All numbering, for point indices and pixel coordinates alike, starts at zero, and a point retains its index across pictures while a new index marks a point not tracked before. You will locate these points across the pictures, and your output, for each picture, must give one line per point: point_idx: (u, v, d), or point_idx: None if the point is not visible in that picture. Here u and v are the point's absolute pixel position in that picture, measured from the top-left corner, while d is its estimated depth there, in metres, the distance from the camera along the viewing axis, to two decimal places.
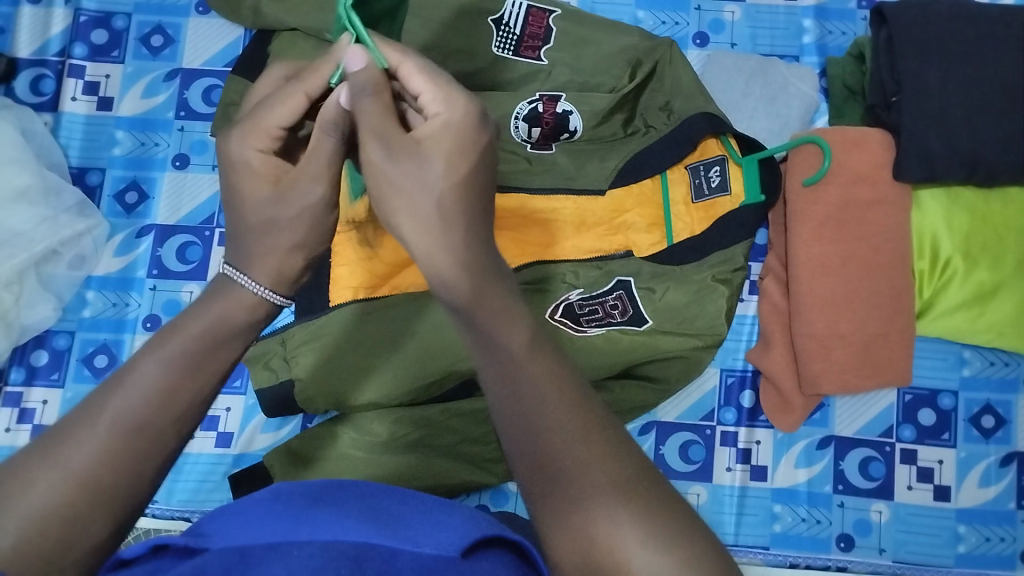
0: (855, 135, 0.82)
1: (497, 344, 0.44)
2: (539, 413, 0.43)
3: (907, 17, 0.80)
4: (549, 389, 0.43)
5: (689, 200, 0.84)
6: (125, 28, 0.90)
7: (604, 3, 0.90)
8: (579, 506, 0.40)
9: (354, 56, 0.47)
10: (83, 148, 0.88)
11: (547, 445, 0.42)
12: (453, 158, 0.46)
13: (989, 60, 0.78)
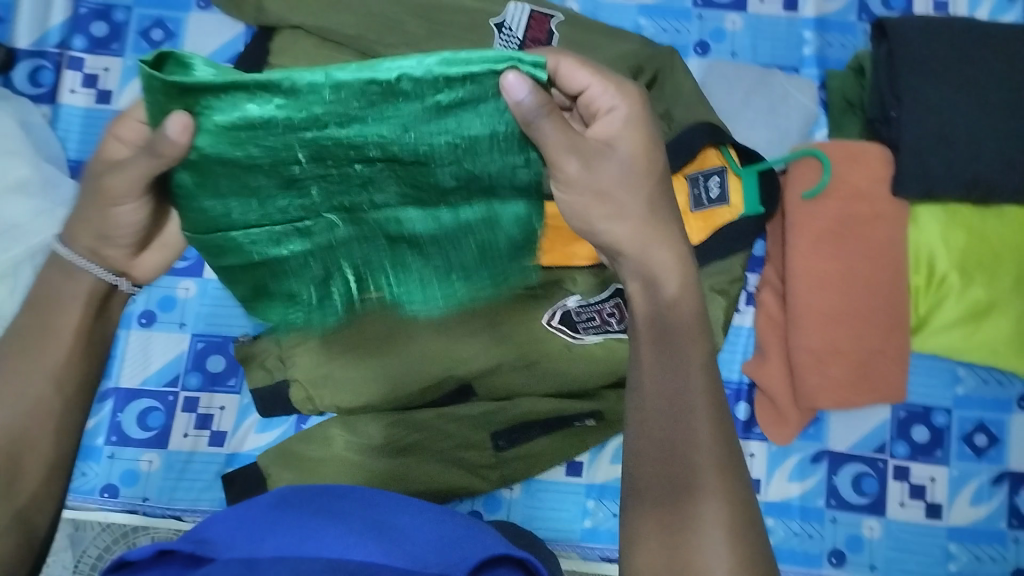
0: (856, 148, 0.82)
1: (678, 354, 0.50)
2: (680, 418, 0.48)
3: (910, 34, 0.80)
4: (692, 392, 0.49)
5: (688, 210, 0.82)
6: (125, 21, 0.90)
7: (605, 10, 0.90)
8: (687, 524, 0.47)
9: (512, 85, 0.45)
10: (81, 140, 0.87)
11: (669, 448, 0.48)
12: (649, 155, 0.51)
13: (988, 81, 0.79)
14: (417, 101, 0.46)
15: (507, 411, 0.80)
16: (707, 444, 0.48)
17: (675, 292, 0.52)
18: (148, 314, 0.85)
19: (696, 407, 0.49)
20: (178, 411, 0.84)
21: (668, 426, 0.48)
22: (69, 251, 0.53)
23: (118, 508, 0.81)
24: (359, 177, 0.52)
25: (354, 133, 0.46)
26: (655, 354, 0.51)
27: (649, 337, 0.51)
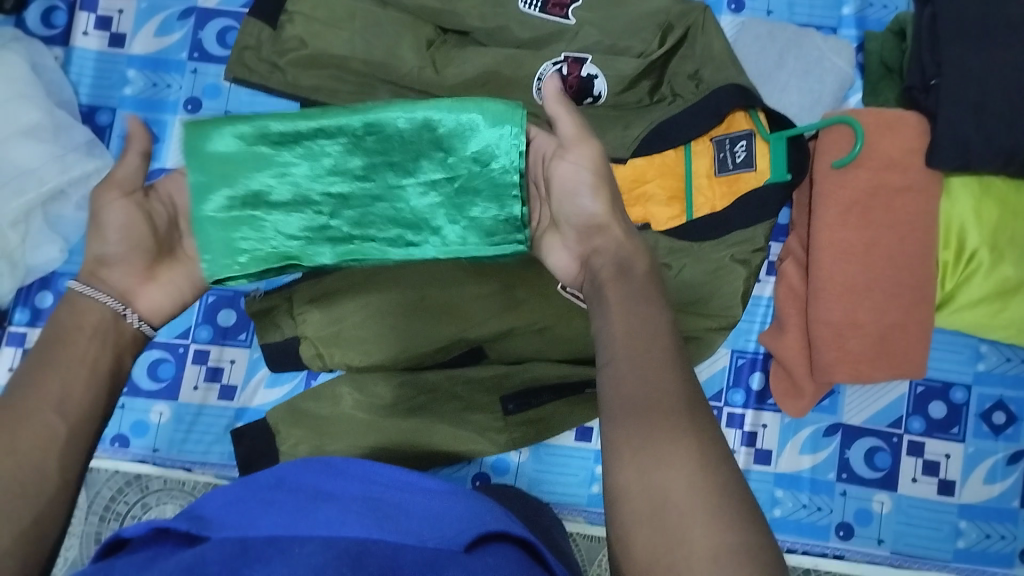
0: (891, 117, 0.77)
1: (647, 342, 0.47)
2: (645, 358, 0.46)
3: None
4: (660, 365, 0.45)
5: (712, 174, 0.82)
6: None
7: None
8: (661, 508, 0.41)
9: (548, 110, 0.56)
10: (93, 85, 0.87)
11: (637, 437, 0.43)
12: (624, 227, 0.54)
13: None
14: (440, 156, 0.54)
15: (517, 375, 0.80)
16: (662, 372, 0.45)
17: (642, 275, 0.51)
18: None
19: (658, 349, 0.46)
20: (188, 362, 0.85)
21: (635, 370, 0.45)
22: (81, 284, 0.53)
23: (129, 458, 0.83)
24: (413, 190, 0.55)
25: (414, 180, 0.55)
26: (626, 337, 0.47)
27: (617, 333, 0.48)
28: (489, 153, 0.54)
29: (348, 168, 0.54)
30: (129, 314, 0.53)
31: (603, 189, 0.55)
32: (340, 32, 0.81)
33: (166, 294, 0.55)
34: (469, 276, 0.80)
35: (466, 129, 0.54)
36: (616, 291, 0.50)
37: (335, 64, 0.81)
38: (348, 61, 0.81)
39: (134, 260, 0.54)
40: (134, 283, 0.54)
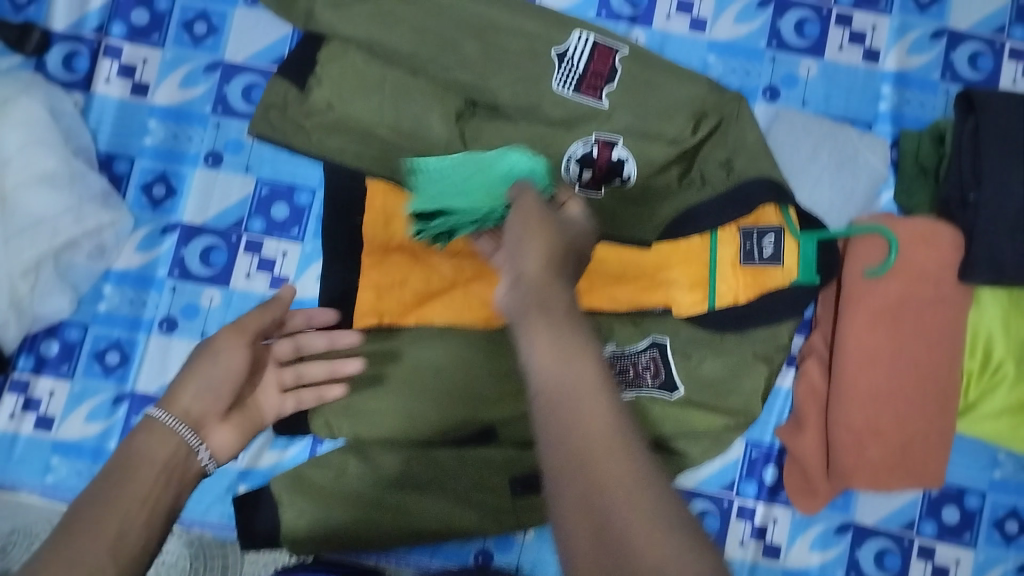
0: (928, 230, 0.76)
1: (574, 363, 0.45)
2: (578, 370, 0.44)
3: (999, 114, 0.73)
4: (596, 402, 0.43)
5: (737, 264, 0.80)
6: (168, 11, 0.86)
7: (673, 45, 0.89)
8: None
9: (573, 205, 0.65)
10: (114, 133, 0.85)
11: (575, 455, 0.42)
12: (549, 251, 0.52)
13: None
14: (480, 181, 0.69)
15: (528, 458, 0.79)
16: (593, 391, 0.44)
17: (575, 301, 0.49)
18: (169, 320, 0.83)
19: (588, 366, 0.45)
20: None
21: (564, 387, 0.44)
22: (162, 413, 0.58)
23: None
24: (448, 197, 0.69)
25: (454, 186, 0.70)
26: (550, 352, 0.45)
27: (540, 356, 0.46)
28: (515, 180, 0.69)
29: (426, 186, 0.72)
30: (199, 452, 0.59)
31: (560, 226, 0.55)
32: (368, 99, 0.79)
33: (233, 431, 0.63)
34: (488, 355, 0.80)
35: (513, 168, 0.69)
36: (541, 316, 0.47)
37: (361, 129, 0.80)
38: (377, 130, 0.80)
39: (211, 399, 0.61)
40: (211, 421, 0.61)
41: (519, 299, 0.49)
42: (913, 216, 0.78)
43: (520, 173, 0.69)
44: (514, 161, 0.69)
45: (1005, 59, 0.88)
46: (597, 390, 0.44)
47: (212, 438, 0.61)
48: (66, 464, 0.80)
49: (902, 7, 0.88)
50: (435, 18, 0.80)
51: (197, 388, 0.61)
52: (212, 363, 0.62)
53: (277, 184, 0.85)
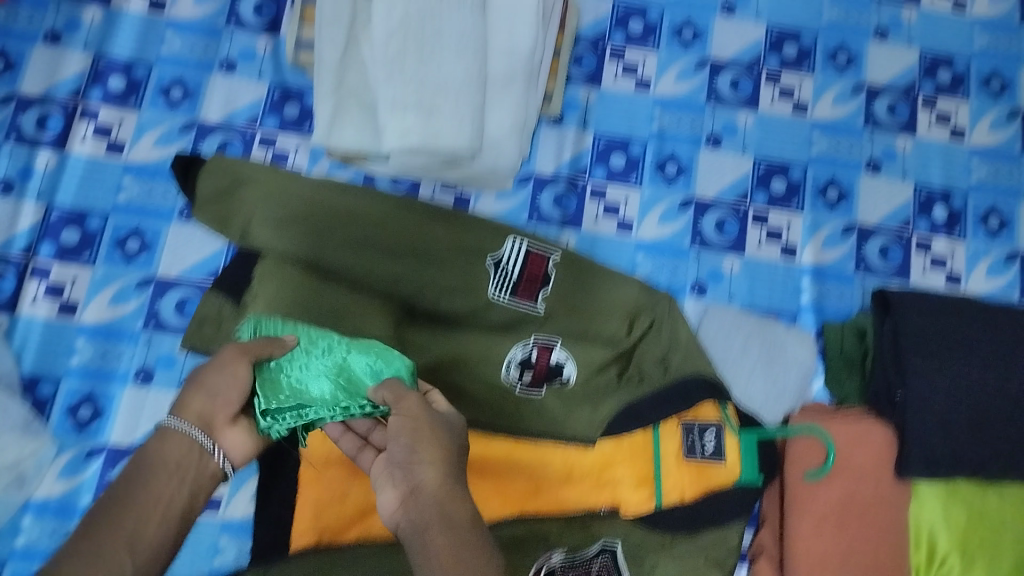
0: (862, 431, 0.80)
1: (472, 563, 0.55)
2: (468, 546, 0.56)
3: (907, 319, 0.80)
4: None
5: (680, 458, 0.81)
6: (99, 229, 0.87)
7: (605, 247, 0.96)
8: None
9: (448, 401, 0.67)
10: (39, 353, 0.83)
11: None
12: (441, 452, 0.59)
13: (983, 369, 0.78)
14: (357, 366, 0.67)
15: None
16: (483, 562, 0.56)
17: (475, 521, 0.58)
18: None
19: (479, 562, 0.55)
20: None
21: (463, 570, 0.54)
22: (182, 421, 0.60)
23: None
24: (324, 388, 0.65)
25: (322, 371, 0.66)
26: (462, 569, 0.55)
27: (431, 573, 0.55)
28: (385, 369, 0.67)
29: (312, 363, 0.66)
30: (218, 455, 0.61)
31: (443, 425, 0.62)
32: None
33: (247, 435, 0.63)
34: None
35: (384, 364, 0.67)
36: (441, 531, 0.56)
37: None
38: None
39: (221, 405, 0.62)
40: (222, 423, 0.62)
41: (416, 513, 0.57)
42: (849, 415, 0.83)
43: (386, 372, 0.67)
44: (369, 361, 0.67)
45: (913, 252, 0.99)
46: (487, 565, 0.56)
47: (227, 440, 0.62)
48: None
49: (815, 205, 1.00)
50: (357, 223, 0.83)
51: (203, 399, 0.61)
52: (214, 382, 0.62)
53: None
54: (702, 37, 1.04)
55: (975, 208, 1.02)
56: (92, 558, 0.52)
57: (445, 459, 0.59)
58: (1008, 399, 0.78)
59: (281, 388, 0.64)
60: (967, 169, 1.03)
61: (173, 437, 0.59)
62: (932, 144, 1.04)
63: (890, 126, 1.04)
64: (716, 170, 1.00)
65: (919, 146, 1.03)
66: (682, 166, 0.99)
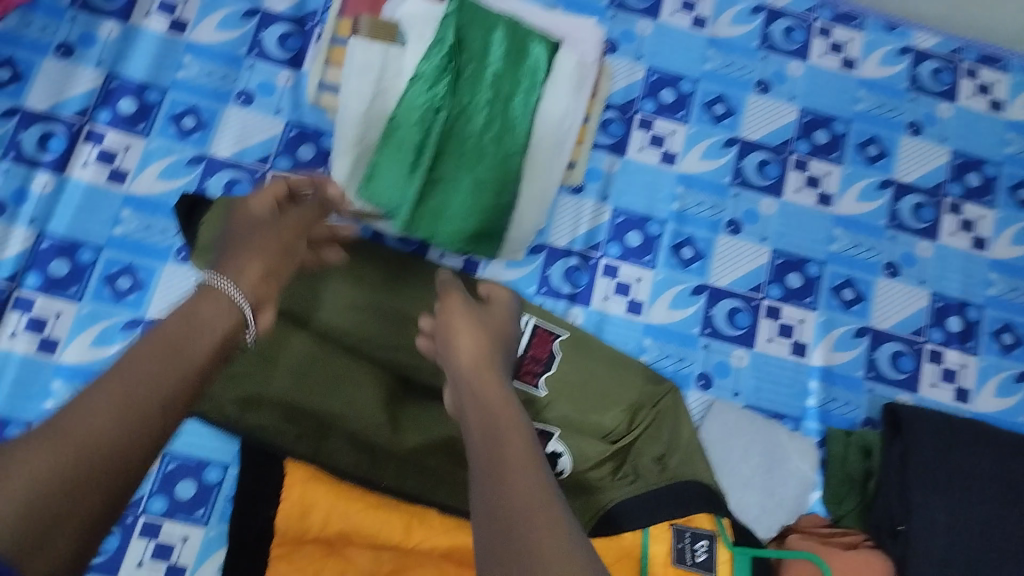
0: (859, 561, 0.78)
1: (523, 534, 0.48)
2: (501, 422, 0.58)
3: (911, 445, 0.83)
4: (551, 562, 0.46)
5: (669, 563, 0.77)
6: (90, 261, 0.83)
7: (612, 328, 0.93)
8: None
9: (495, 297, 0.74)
10: (11, 393, 0.77)
11: None
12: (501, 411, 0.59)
13: (982, 505, 0.80)
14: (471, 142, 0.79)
15: None
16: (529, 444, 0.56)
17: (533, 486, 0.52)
18: None
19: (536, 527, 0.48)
20: None
21: (494, 457, 0.54)
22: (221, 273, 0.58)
23: None
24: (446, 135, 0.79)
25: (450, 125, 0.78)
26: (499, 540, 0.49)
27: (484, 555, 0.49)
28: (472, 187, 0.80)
29: (463, 91, 0.78)
30: (250, 325, 0.57)
31: (485, 319, 0.68)
32: (278, 374, 0.76)
33: None
34: None
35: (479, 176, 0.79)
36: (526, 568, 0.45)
37: (283, 403, 0.76)
38: (311, 415, 0.77)
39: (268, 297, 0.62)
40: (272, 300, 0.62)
41: (458, 393, 0.62)
42: (841, 540, 0.82)
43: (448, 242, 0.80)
44: (473, 171, 0.79)
45: (925, 360, 0.97)
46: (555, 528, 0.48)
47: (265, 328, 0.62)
48: None
49: (830, 305, 0.97)
50: (368, 293, 0.81)
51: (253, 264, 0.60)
52: (255, 208, 0.67)
53: (187, 459, 0.78)
54: (732, 114, 1.01)
55: (989, 323, 0.99)
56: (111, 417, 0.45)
57: (482, 342, 0.65)
58: (980, 528, 0.80)
59: (382, 180, 0.77)
60: (985, 282, 1.00)
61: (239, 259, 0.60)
62: (953, 251, 1.01)
63: (913, 228, 1.01)
64: (733, 256, 0.97)
65: (940, 252, 1.01)
66: (699, 251, 0.96)
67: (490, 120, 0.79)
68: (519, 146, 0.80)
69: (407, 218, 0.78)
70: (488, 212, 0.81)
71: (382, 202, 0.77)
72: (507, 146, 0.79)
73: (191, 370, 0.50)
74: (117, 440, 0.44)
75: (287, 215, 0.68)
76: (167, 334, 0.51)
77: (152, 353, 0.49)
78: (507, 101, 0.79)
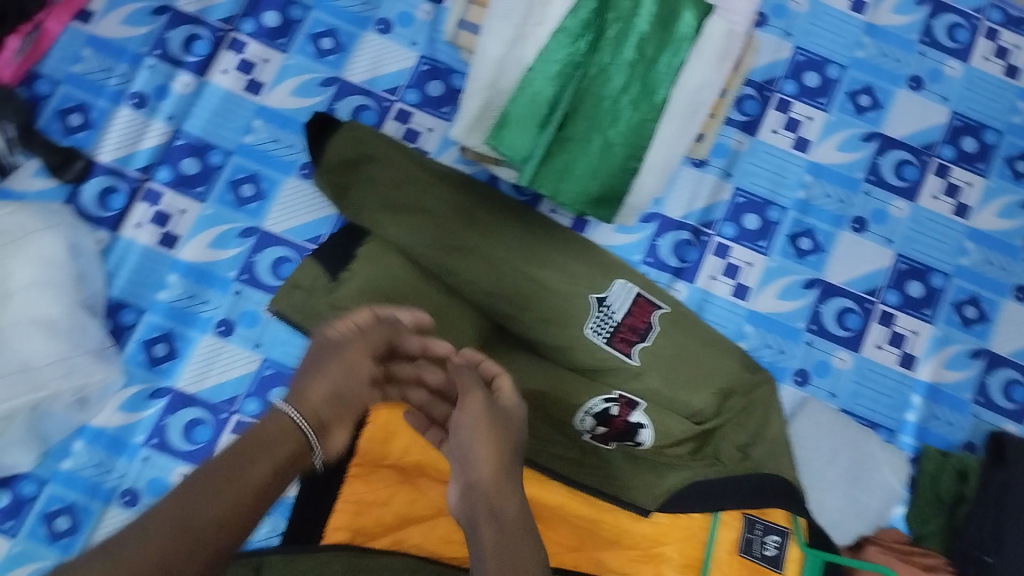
0: None
1: None
2: (512, 536, 0.58)
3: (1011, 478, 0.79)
4: None
5: (735, 551, 0.78)
6: (219, 165, 0.83)
7: (715, 308, 0.90)
8: None
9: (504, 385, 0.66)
10: (130, 280, 0.79)
11: None
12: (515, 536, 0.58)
13: None
14: (610, 103, 0.77)
15: None
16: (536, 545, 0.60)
17: None
18: (132, 494, 0.75)
19: None
20: None
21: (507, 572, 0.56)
22: (294, 407, 0.58)
23: None
24: (586, 93, 0.76)
25: (590, 83, 0.76)
26: None
27: None
28: (606, 151, 0.78)
29: (607, 49, 0.76)
30: (316, 449, 0.59)
31: (504, 422, 0.64)
32: (353, 289, 0.77)
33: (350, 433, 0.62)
34: None
35: (614, 139, 0.77)
36: None
37: None
38: None
39: (342, 407, 0.61)
40: (335, 426, 0.60)
41: (471, 506, 0.61)
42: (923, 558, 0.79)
43: (575, 203, 0.78)
44: (608, 133, 0.77)
45: None
46: None
47: (334, 438, 0.60)
48: None
49: (948, 320, 0.92)
50: (476, 233, 0.80)
51: (324, 387, 0.60)
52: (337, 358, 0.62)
53: (282, 368, 0.80)
54: (878, 107, 0.96)
55: None
56: (180, 534, 0.48)
57: (499, 453, 0.62)
58: None
59: (517, 132, 0.76)
60: None
61: (287, 422, 0.58)
62: None
63: None
64: (853, 255, 0.93)
65: None
66: (818, 244, 0.93)
67: (630, 82, 0.77)
68: (656, 111, 0.77)
69: (532, 172, 0.76)
70: (617, 177, 0.79)
71: (509, 151, 0.76)
72: (643, 111, 0.77)
73: (245, 497, 0.52)
74: (172, 551, 0.47)
75: (366, 334, 0.64)
76: (230, 459, 0.54)
77: (202, 487, 0.50)
78: (650, 64, 0.77)
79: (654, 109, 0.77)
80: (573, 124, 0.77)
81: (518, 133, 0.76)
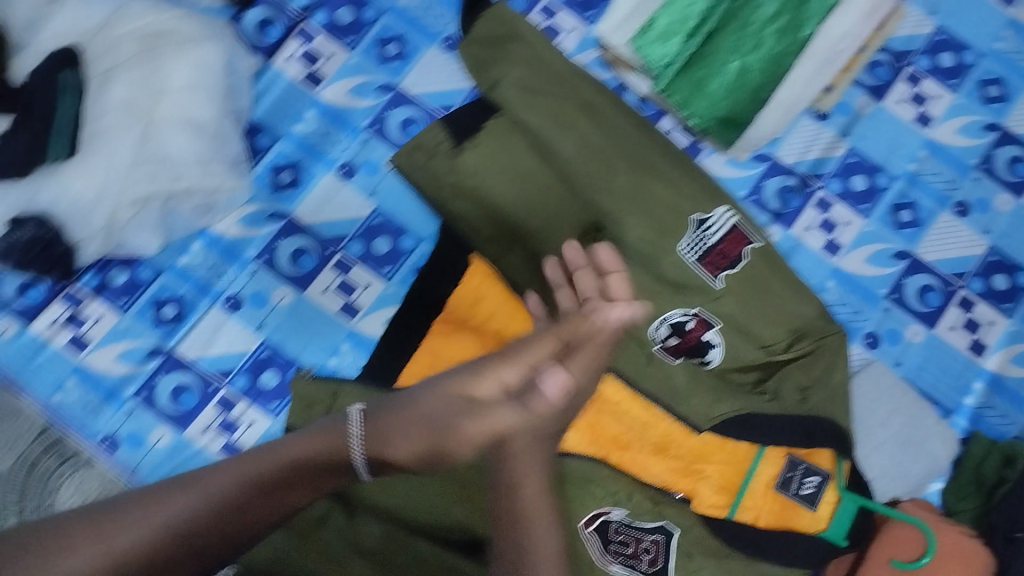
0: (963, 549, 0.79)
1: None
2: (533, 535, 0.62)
3: None
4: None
5: (771, 486, 0.81)
6: (371, 21, 0.89)
7: (802, 256, 0.93)
8: None
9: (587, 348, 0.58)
10: (272, 105, 0.87)
11: None
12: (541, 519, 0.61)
13: None
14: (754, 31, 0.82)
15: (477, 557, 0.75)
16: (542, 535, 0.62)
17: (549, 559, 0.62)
18: (236, 300, 0.82)
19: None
20: (211, 403, 0.80)
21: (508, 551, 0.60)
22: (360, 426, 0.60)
23: (109, 463, 0.77)
24: (734, 17, 0.82)
25: (740, 8, 0.82)
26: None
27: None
28: (738, 75, 0.83)
29: None
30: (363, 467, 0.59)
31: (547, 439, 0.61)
32: (474, 158, 0.81)
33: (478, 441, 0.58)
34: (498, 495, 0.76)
35: (750, 66, 0.82)
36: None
37: (481, 197, 0.81)
38: (503, 214, 0.81)
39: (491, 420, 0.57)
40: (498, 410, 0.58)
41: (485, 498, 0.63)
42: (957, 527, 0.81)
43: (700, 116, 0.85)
44: (746, 59, 0.82)
45: None
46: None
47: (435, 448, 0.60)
48: (79, 391, 0.79)
49: None
50: (591, 125, 0.83)
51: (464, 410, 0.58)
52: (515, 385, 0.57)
53: (390, 221, 0.86)
54: (1005, 100, 0.96)
55: None
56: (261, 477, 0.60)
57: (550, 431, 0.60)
58: None
59: (660, 41, 0.82)
60: None
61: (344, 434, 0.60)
62: None
63: None
64: (947, 236, 0.94)
65: None
66: (917, 218, 0.94)
67: (780, 14, 0.81)
68: (796, 47, 0.81)
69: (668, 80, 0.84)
70: (744, 103, 0.84)
71: (649, 55, 0.83)
72: (786, 44, 0.81)
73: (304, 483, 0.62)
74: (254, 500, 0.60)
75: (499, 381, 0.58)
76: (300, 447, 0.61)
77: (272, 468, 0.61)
78: (803, 1, 0.80)
79: (796, 46, 0.81)
80: (715, 44, 0.83)
81: (660, 40, 0.82)
